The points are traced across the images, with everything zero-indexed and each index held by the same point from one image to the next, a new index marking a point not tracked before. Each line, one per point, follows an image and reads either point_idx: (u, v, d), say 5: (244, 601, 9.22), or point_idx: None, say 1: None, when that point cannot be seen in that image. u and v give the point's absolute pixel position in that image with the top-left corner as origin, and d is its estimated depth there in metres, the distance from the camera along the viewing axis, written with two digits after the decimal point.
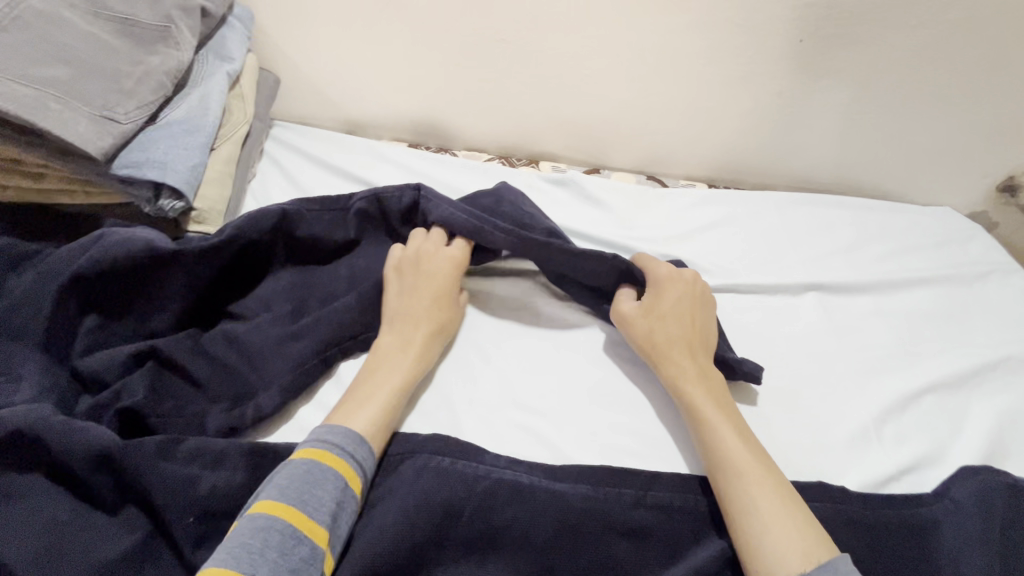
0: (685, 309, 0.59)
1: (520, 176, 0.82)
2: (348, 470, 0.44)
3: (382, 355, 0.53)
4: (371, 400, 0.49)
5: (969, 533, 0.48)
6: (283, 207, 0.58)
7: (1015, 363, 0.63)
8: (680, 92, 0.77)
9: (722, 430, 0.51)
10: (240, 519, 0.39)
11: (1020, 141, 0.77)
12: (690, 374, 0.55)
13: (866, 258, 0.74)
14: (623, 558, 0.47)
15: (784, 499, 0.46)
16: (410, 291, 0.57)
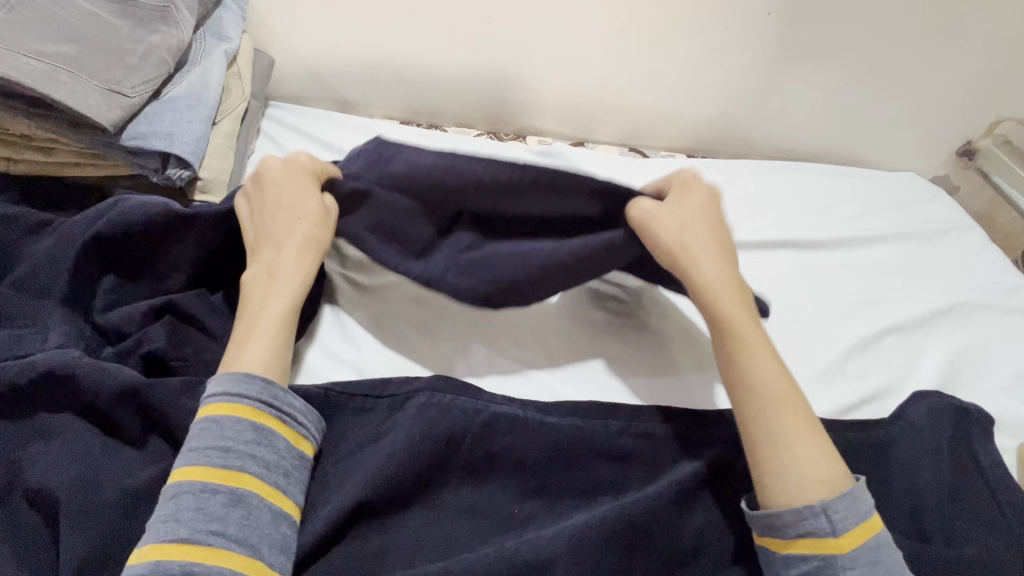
0: (717, 228, 0.57)
1: (509, 148, 0.88)
2: (235, 410, 0.46)
3: (254, 287, 0.54)
4: (252, 338, 0.51)
5: (922, 447, 0.55)
6: None
7: (968, 307, 0.71)
8: (664, 64, 0.85)
9: (754, 354, 0.51)
10: (159, 492, 0.44)
11: (951, 115, 0.90)
12: (721, 294, 0.54)
13: (836, 219, 0.82)
14: (608, 476, 0.53)
15: (811, 425, 0.47)
16: (275, 219, 0.56)
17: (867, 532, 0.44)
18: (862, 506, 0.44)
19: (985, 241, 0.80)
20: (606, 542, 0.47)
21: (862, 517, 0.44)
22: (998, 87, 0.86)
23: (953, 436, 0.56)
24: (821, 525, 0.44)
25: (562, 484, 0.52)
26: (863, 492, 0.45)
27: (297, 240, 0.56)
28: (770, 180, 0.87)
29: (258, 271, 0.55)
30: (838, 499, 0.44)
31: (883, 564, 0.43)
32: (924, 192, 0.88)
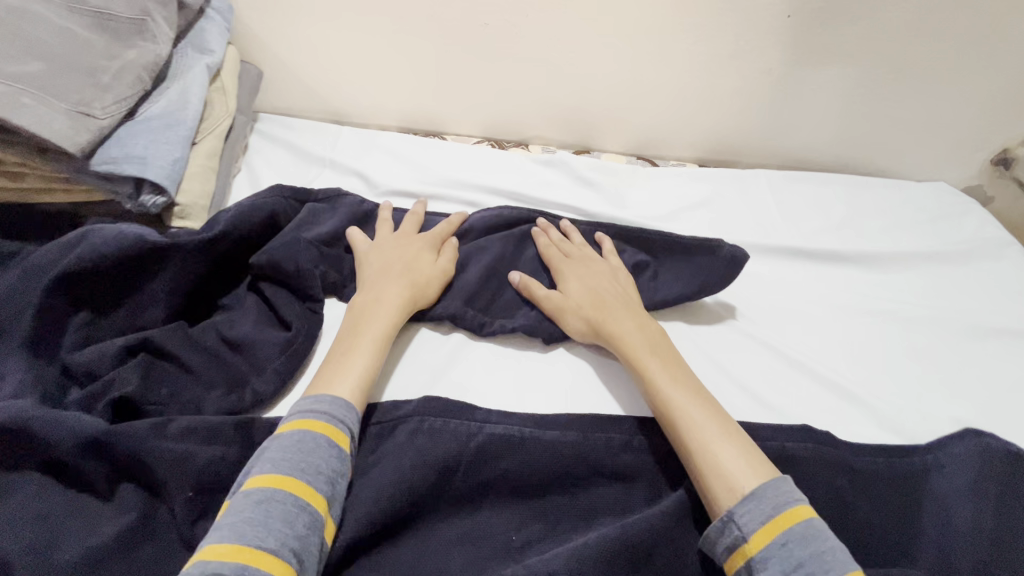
0: (598, 278, 0.63)
1: (510, 157, 0.83)
2: (334, 433, 0.46)
3: (355, 322, 0.56)
4: (354, 355, 0.53)
5: (964, 483, 0.50)
6: (273, 209, 0.63)
7: (1010, 334, 0.65)
8: (675, 71, 0.80)
9: (659, 381, 0.52)
10: (235, 499, 0.41)
11: (987, 121, 0.84)
12: (628, 330, 0.57)
13: (861, 235, 0.76)
14: (609, 497, 0.51)
15: (730, 432, 0.48)
16: (377, 269, 0.61)
17: (777, 527, 0.41)
18: (767, 501, 0.42)
19: None
20: (605, 563, 0.44)
21: (770, 514, 0.42)
22: None
23: (1005, 479, 0.49)
24: (729, 533, 0.43)
25: (559, 506, 0.50)
26: (772, 485, 0.43)
27: (396, 277, 0.60)
28: (789, 193, 0.81)
29: (363, 300, 0.59)
30: (740, 501, 0.43)
31: (800, 557, 0.40)
32: (955, 204, 0.81)
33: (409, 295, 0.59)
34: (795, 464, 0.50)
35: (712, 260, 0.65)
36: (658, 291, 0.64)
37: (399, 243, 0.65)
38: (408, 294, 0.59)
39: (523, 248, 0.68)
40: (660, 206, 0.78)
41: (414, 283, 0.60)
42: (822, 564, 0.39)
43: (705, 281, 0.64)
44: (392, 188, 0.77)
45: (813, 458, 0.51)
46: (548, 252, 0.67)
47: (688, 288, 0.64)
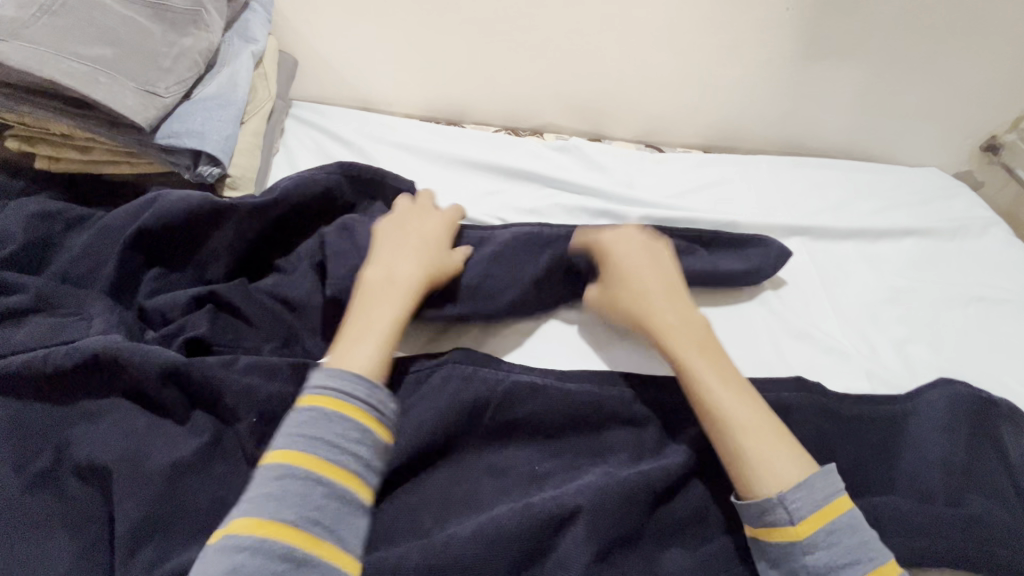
0: (657, 267, 0.60)
1: (527, 144, 0.90)
2: (342, 406, 0.45)
3: (369, 298, 0.55)
4: (363, 337, 0.51)
5: (936, 423, 0.54)
6: (328, 181, 0.65)
7: (994, 302, 0.69)
8: (682, 61, 0.85)
9: (705, 375, 0.51)
10: (259, 472, 0.43)
11: (977, 109, 0.89)
12: (674, 326, 0.55)
13: (855, 213, 0.81)
14: (619, 441, 0.53)
15: (781, 435, 0.47)
16: (393, 243, 0.60)
17: (825, 516, 0.43)
18: (819, 491, 0.44)
19: (1009, 236, 0.79)
20: (625, 498, 0.47)
21: (819, 502, 0.43)
22: None
23: (974, 423, 0.54)
24: (776, 514, 0.44)
25: (575, 445, 0.53)
26: (820, 477, 0.44)
27: (410, 255, 0.59)
28: (787, 175, 0.87)
29: (375, 273, 0.57)
30: (791, 489, 0.44)
31: (844, 546, 0.42)
32: (945, 187, 0.87)
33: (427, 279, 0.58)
34: (790, 406, 0.54)
35: (764, 253, 0.68)
36: (717, 264, 0.66)
37: (415, 221, 0.63)
38: (422, 275, 0.58)
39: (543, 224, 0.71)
40: (669, 188, 0.84)
41: (429, 265, 0.59)
42: (864, 553, 0.41)
43: (756, 265, 0.66)
44: (417, 171, 0.83)
45: (800, 402, 0.55)
46: (600, 233, 0.63)
47: (742, 269, 0.66)
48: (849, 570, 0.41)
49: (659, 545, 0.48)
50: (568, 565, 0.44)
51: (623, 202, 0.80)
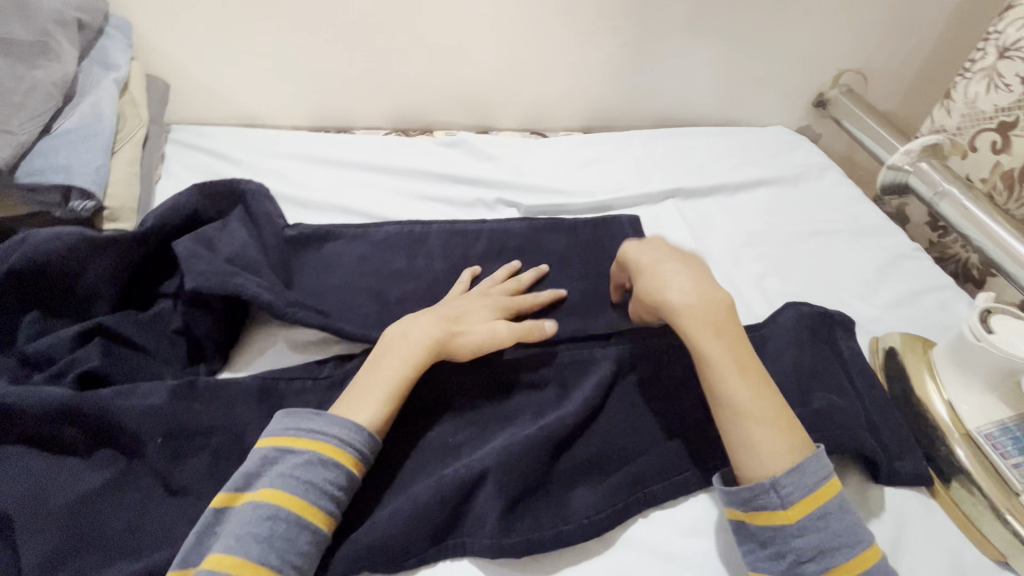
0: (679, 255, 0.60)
1: (418, 143, 0.93)
2: (343, 455, 0.48)
3: (384, 354, 0.55)
4: (370, 387, 0.52)
5: (786, 339, 0.62)
6: (242, 212, 0.69)
7: (831, 233, 0.81)
8: (550, 52, 0.93)
9: (726, 371, 0.51)
10: (244, 506, 0.45)
11: (804, 70, 1.02)
12: (694, 315, 0.54)
13: (717, 171, 0.92)
14: (523, 402, 0.59)
15: (784, 423, 0.49)
16: (425, 307, 0.61)
17: (819, 500, 0.46)
18: (810, 477, 0.47)
19: (840, 177, 0.92)
20: (528, 454, 0.51)
21: (812, 488, 0.46)
22: (836, 41, 0.99)
23: (815, 334, 0.63)
24: (769, 499, 0.47)
25: (486, 414, 0.58)
26: (813, 459, 0.47)
27: (436, 313, 0.59)
28: (657, 146, 0.96)
29: (394, 333, 0.57)
30: (785, 473, 0.47)
31: (834, 528, 0.45)
32: (789, 141, 1.00)
33: (442, 340, 0.57)
34: (666, 346, 0.62)
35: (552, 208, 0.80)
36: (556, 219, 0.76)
37: (467, 291, 0.64)
38: (439, 337, 0.56)
39: (468, 231, 0.75)
40: (556, 169, 0.90)
41: (450, 325, 0.58)
42: (852, 534, 0.45)
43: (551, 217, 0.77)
44: (308, 180, 0.83)
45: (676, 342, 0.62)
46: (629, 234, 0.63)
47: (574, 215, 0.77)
48: (835, 549, 0.44)
49: (566, 486, 0.53)
50: (482, 522, 0.49)
51: (515, 188, 0.85)
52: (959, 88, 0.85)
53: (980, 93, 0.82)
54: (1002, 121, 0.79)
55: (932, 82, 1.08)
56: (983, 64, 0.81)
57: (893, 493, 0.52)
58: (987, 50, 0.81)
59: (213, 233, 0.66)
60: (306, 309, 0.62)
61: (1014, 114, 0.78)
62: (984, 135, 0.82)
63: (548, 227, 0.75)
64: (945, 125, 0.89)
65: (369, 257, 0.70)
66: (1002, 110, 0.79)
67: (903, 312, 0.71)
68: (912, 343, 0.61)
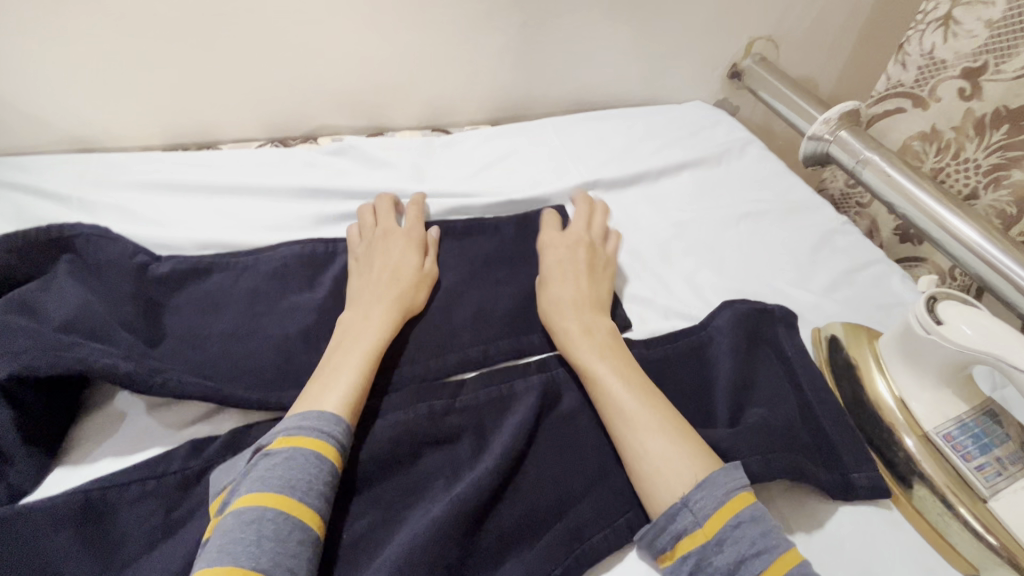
0: (572, 269, 0.61)
1: (297, 153, 0.79)
2: (330, 449, 0.43)
3: (339, 343, 0.51)
4: (341, 368, 0.48)
5: (724, 346, 0.56)
6: (71, 265, 0.55)
7: (760, 215, 0.76)
8: (439, 38, 0.82)
9: (605, 378, 0.51)
10: (225, 517, 0.38)
11: (716, 41, 0.97)
12: (574, 332, 0.55)
13: (637, 156, 0.85)
14: (432, 465, 0.49)
15: (674, 430, 0.47)
16: (362, 285, 0.57)
17: (730, 511, 0.42)
18: (720, 487, 0.43)
19: (763, 151, 0.88)
20: (437, 541, 0.42)
21: (723, 497, 0.42)
22: (745, 7, 0.94)
23: (752, 337, 0.57)
24: (681, 517, 0.42)
25: (388, 486, 0.47)
26: (724, 471, 0.44)
27: (382, 287, 0.56)
28: (572, 133, 0.88)
29: (346, 320, 0.54)
30: (692, 488, 0.43)
31: (750, 537, 0.41)
32: (709, 118, 0.94)
33: (400, 313, 0.55)
34: None
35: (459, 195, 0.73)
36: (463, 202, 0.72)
37: (387, 247, 0.61)
38: (397, 311, 0.54)
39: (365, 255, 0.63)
40: (463, 168, 0.80)
41: (400, 296, 0.56)
42: (771, 540, 0.40)
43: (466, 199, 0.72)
44: (158, 213, 0.68)
45: None
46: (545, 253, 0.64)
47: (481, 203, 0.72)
48: (757, 561, 0.39)
49: (489, 565, 0.44)
50: None
51: (412, 196, 0.73)
52: (913, 41, 0.78)
53: (937, 42, 0.75)
54: (968, 68, 0.72)
55: (840, 44, 1.06)
56: (936, 13, 0.74)
57: (851, 511, 0.47)
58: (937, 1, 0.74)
59: (34, 294, 0.51)
60: (188, 374, 0.50)
61: (982, 59, 0.71)
62: (947, 84, 0.75)
63: (451, 246, 0.66)
64: (901, 81, 0.81)
65: (220, 310, 0.56)
66: (966, 57, 0.72)
67: (839, 294, 0.67)
68: (857, 332, 0.56)
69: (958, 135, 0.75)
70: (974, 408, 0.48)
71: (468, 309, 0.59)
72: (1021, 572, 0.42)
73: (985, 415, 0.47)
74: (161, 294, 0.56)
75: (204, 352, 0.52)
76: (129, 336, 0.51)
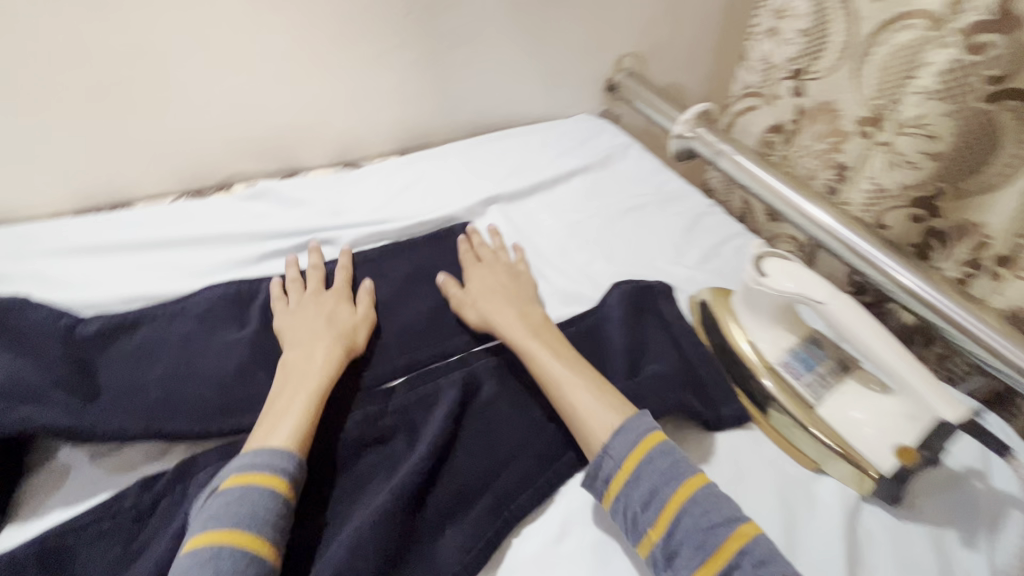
0: (491, 276, 0.70)
1: (213, 202, 0.83)
2: (276, 482, 0.47)
3: (284, 384, 0.56)
4: (290, 407, 0.53)
5: (614, 320, 0.65)
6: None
7: (642, 207, 0.88)
8: (338, 82, 0.89)
9: (540, 355, 0.59)
10: (180, 559, 0.43)
11: (590, 61, 1.10)
12: (509, 321, 0.64)
13: (534, 168, 0.95)
14: (371, 462, 0.54)
15: (600, 390, 0.56)
16: (297, 328, 0.61)
17: (644, 450, 0.50)
18: (631, 430, 0.52)
19: (641, 153, 1.00)
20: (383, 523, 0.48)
21: (635, 440, 0.51)
22: (609, 30, 1.07)
23: (637, 309, 0.67)
24: (604, 463, 0.51)
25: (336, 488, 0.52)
26: (635, 419, 0.53)
27: (323, 328, 0.61)
28: (474, 154, 0.96)
29: (289, 362, 0.58)
30: (611, 436, 0.52)
31: (661, 469, 0.49)
32: (594, 127, 1.06)
33: (344, 350, 0.59)
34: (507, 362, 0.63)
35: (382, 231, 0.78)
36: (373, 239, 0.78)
37: (319, 295, 0.66)
38: (340, 349, 0.59)
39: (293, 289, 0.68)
40: (377, 198, 0.86)
41: (341, 335, 0.61)
42: (677, 468, 0.49)
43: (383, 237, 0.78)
44: (79, 275, 0.70)
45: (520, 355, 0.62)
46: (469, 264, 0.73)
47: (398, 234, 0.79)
48: (666, 488, 0.48)
49: (433, 537, 0.50)
50: None
51: (331, 228, 0.79)
52: (753, 50, 0.86)
53: (770, 50, 0.83)
54: (792, 71, 0.80)
55: (698, 53, 1.22)
56: (763, 26, 0.83)
57: (726, 438, 0.58)
58: (763, 15, 0.83)
59: None
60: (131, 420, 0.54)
61: (800, 63, 0.79)
62: (782, 85, 0.83)
63: (371, 268, 0.73)
64: (749, 84, 0.89)
65: (155, 360, 0.59)
66: (791, 62, 0.80)
67: (710, 265, 0.79)
68: (718, 293, 0.67)
69: (792, 128, 0.84)
70: (802, 338, 0.59)
71: (391, 323, 0.66)
72: (848, 459, 0.53)
73: (810, 342, 0.59)
74: (92, 349, 0.59)
75: (144, 397, 0.56)
76: (65, 394, 0.54)
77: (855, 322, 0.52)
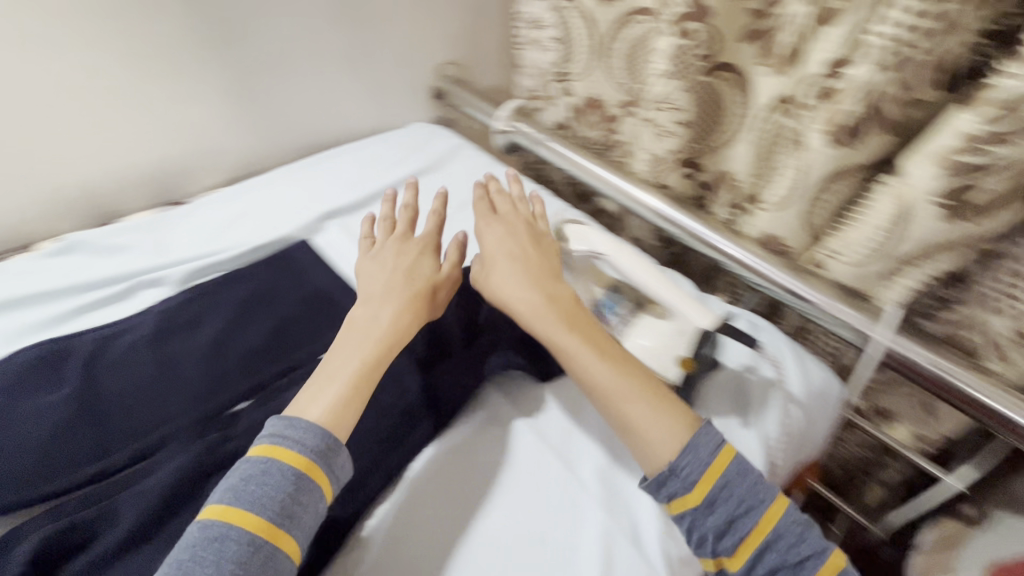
0: (516, 245, 0.67)
1: (10, 264, 0.76)
2: (302, 461, 0.48)
3: (340, 343, 0.57)
4: (336, 375, 0.54)
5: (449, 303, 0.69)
6: None
7: (474, 202, 0.95)
8: (140, 119, 0.87)
9: (574, 353, 0.57)
10: (196, 527, 0.45)
11: (412, 73, 1.15)
12: (539, 306, 0.60)
13: (368, 179, 0.98)
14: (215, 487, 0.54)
15: (652, 396, 0.55)
16: (389, 270, 0.66)
17: (715, 471, 0.51)
18: (703, 450, 0.52)
19: (474, 152, 1.07)
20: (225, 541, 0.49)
21: (707, 463, 0.51)
22: (424, 44, 1.12)
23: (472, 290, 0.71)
24: (676, 487, 0.51)
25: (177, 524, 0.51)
26: (703, 434, 0.52)
27: (395, 283, 0.63)
28: (307, 174, 0.97)
29: (353, 318, 0.60)
30: (680, 455, 0.51)
31: (738, 495, 0.51)
32: (426, 133, 1.12)
33: (417, 311, 0.62)
34: None
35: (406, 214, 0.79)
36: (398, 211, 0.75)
37: (401, 248, 0.69)
38: (411, 313, 0.61)
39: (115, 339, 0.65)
40: (205, 230, 0.84)
41: (415, 296, 0.62)
42: (757, 495, 0.51)
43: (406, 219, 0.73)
44: None
45: None
46: (483, 236, 0.69)
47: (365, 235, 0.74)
48: (747, 516, 0.50)
49: None
50: None
51: (156, 269, 0.77)
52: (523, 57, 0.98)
53: (537, 57, 0.95)
54: (557, 72, 0.93)
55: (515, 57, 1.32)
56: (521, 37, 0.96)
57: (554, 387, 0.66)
58: (522, 26, 0.95)
59: None
60: None
61: (561, 67, 0.92)
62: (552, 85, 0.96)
63: (201, 296, 0.71)
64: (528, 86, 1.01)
65: None
66: (553, 66, 0.93)
67: None
68: None
69: (571, 123, 0.99)
70: (604, 290, 0.71)
71: (228, 349, 0.66)
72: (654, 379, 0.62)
73: (609, 290, 0.70)
74: None
75: None
76: None
77: (644, 273, 0.62)
